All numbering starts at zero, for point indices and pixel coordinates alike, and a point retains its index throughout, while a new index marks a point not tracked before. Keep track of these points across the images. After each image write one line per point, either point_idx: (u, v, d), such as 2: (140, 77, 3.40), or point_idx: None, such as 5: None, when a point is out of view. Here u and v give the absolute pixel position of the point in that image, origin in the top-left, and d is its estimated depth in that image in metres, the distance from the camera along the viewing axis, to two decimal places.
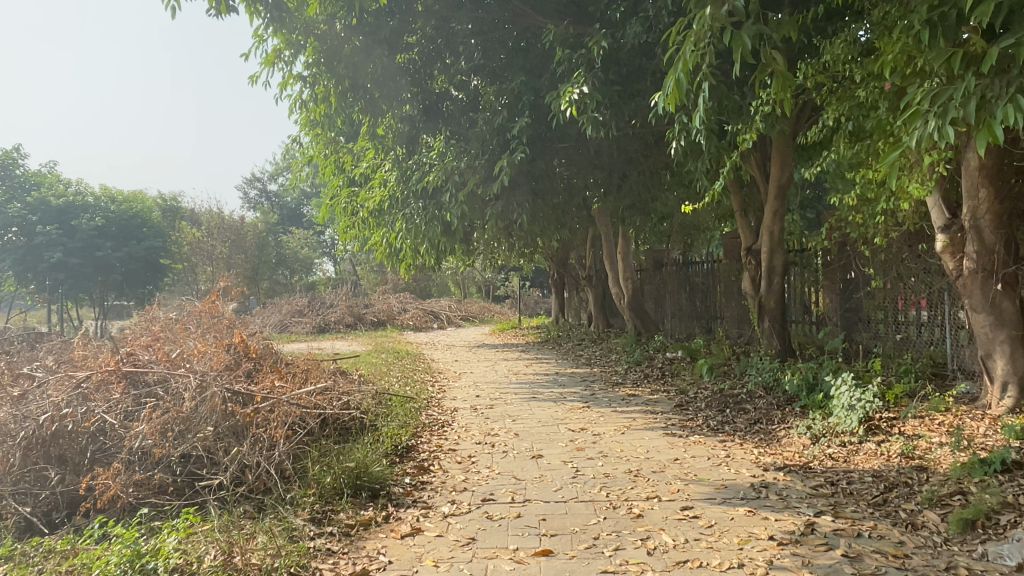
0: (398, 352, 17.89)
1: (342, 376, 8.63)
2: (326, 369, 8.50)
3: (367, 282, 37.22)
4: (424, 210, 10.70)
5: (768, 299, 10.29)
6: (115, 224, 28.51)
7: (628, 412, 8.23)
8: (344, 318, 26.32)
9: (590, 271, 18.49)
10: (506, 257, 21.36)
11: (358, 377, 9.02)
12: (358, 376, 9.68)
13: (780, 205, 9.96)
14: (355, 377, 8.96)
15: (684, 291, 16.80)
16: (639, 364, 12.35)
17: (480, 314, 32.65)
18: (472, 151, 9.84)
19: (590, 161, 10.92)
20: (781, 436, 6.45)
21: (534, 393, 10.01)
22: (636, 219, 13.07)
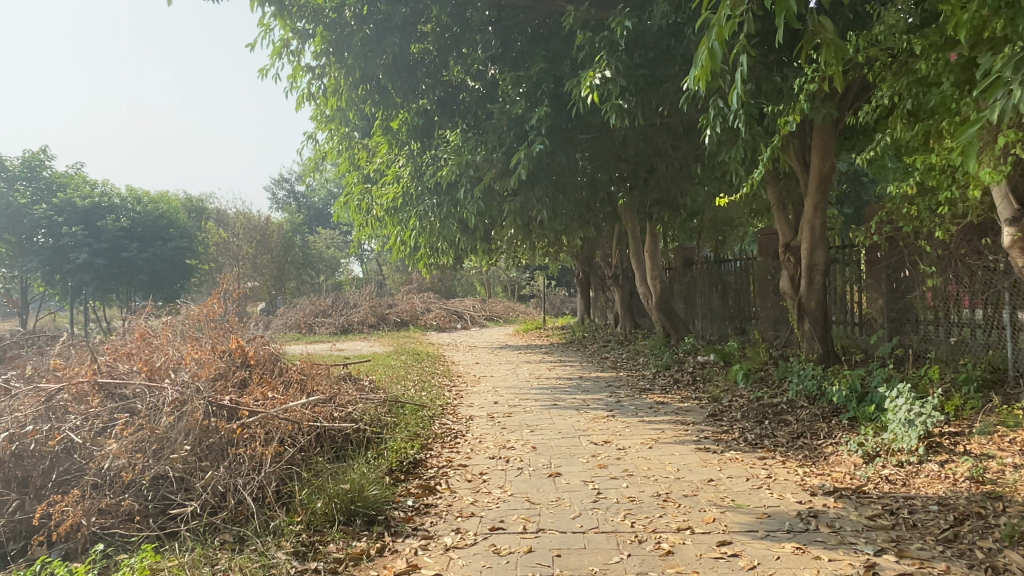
0: (418, 353, 17.46)
1: (351, 383, 8.17)
2: (333, 375, 8.05)
3: (392, 281, 36.99)
4: (440, 207, 10.17)
5: (808, 299, 9.62)
6: (140, 225, 28.66)
7: (656, 423, 7.63)
8: (367, 318, 26.08)
9: (616, 270, 17.86)
10: (530, 256, 20.83)
11: (368, 384, 8.55)
12: (370, 381, 9.21)
13: (821, 198, 9.26)
14: (366, 383, 8.49)
15: (716, 291, 16.09)
16: (668, 368, 11.71)
17: (505, 314, 32.12)
18: (488, 145, 9.30)
19: (615, 153, 10.32)
20: (828, 453, 5.87)
21: (556, 400, 9.44)
22: (664, 214, 12.42)
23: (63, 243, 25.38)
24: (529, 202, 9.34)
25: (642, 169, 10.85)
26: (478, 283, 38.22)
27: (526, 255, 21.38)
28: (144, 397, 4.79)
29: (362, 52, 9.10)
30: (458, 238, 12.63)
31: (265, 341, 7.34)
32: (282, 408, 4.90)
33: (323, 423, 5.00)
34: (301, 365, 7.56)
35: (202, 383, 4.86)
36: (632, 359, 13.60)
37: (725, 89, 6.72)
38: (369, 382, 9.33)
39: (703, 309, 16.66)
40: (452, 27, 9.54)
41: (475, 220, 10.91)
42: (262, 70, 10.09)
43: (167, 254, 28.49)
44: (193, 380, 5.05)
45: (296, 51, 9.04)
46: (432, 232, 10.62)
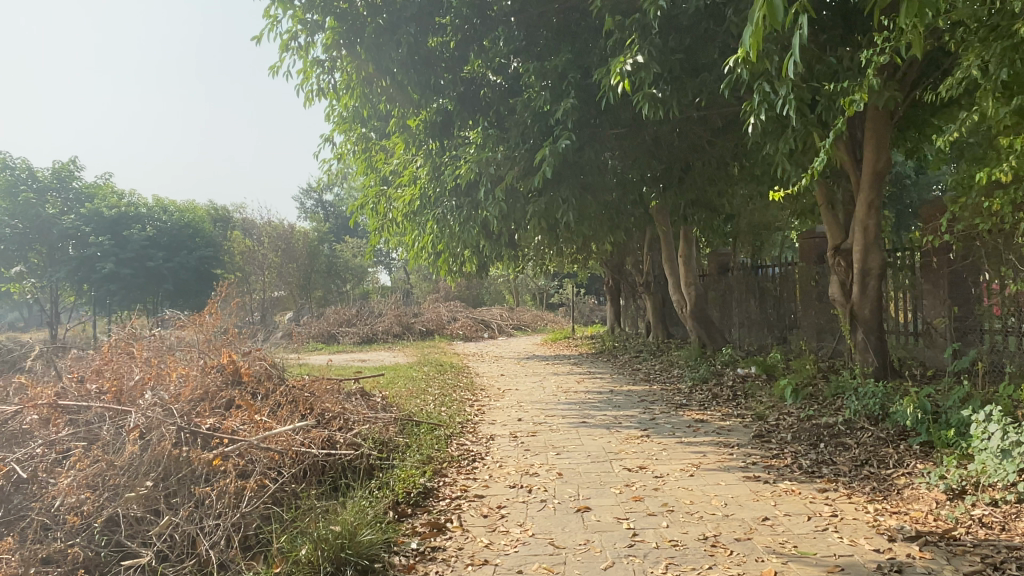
0: (441, 364, 16.84)
1: (360, 400, 7.52)
2: (340, 394, 7.41)
3: (420, 290, 36.58)
4: (458, 209, 9.52)
5: (862, 307, 8.75)
6: (166, 234, 28.65)
7: (696, 445, 6.86)
8: (392, 328, 25.62)
9: (648, 276, 17.06)
10: (558, 262, 20.13)
11: (382, 399, 7.91)
12: (385, 397, 8.59)
13: (877, 195, 8.41)
14: (378, 399, 7.85)
15: (755, 297, 15.19)
16: (705, 382, 10.89)
17: (533, 322, 31.40)
18: (510, 142, 8.66)
19: (647, 151, 9.59)
20: (903, 489, 5.06)
21: (585, 417, 8.70)
22: (700, 217, 11.63)
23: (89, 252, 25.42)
24: (554, 203, 8.67)
25: (676, 167, 10.09)
26: (506, 291, 37.58)
27: (553, 262, 20.65)
28: (111, 423, 4.21)
29: (374, 44, 8.55)
30: (480, 242, 11.95)
31: (265, 356, 6.75)
32: (265, 434, 4.33)
33: (317, 449, 4.42)
34: (305, 380, 6.96)
35: (178, 409, 4.27)
36: (665, 372, 12.77)
37: (773, 71, 6.00)
38: (384, 397, 8.71)
39: (741, 317, 15.77)
40: (472, 18, 8.92)
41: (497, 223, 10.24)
42: (272, 68, 9.57)
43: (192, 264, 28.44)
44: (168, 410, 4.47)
45: (305, 45, 8.50)
46: (450, 236, 9.97)
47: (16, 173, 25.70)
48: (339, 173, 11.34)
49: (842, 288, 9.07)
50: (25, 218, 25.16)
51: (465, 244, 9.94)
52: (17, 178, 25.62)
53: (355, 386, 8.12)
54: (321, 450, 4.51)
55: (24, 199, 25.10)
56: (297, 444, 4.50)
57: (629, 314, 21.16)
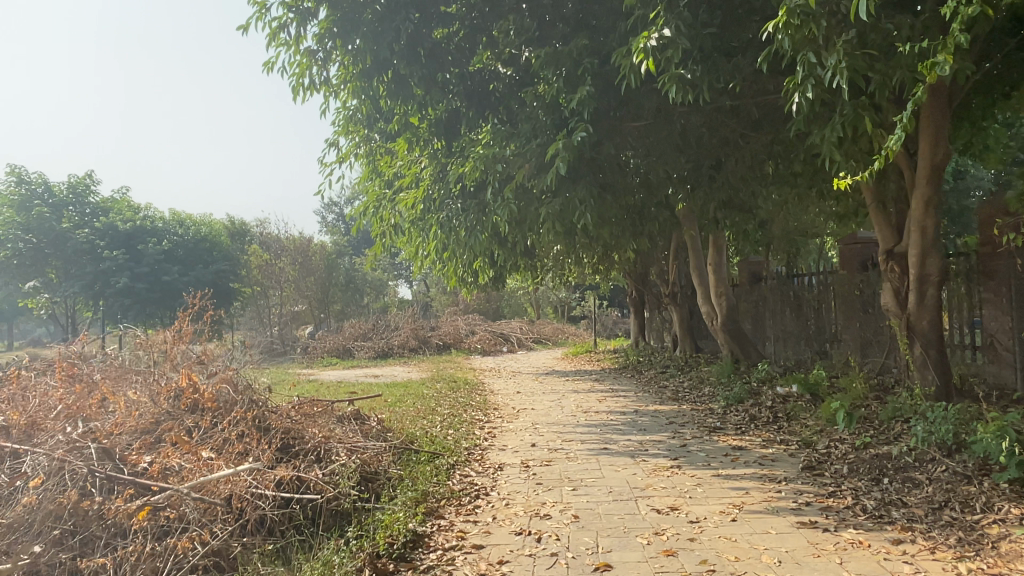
0: (456, 380, 15.98)
1: (352, 425, 6.73)
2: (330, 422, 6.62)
3: (439, 303, 35.87)
4: (465, 212, 8.70)
5: (921, 318, 7.73)
6: (181, 247, 28.43)
7: (737, 480, 5.91)
8: (409, 342, 24.90)
9: (675, 287, 16.10)
10: (580, 272, 19.24)
11: (378, 420, 7.11)
12: (385, 420, 7.80)
13: (935, 191, 7.42)
14: (374, 421, 7.05)
15: (791, 309, 14.17)
16: (740, 402, 9.91)
17: (554, 336, 30.41)
18: (521, 137, 7.87)
19: (674, 147, 8.71)
20: (998, 542, 4.09)
21: (607, 443, 7.77)
22: (732, 221, 10.69)
23: (103, 266, 25.31)
24: (570, 204, 7.84)
25: (705, 166, 9.21)
26: (527, 303, 36.62)
27: (575, 273, 19.79)
28: (10, 467, 4.04)
29: (371, 33, 7.78)
30: (492, 250, 11.07)
31: (245, 376, 6.02)
32: (202, 482, 4.06)
33: (265, 501, 4.06)
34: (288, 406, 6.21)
35: (95, 453, 4.07)
36: (694, 390, 11.80)
37: (820, 40, 5.15)
38: (384, 420, 7.92)
39: (776, 330, 14.74)
40: (480, 6, 8.19)
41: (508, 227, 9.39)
42: (266, 64, 8.88)
43: (207, 278, 28.17)
44: (91, 462, 4.07)
45: (296, 37, 7.79)
46: (457, 244, 9.14)
47: (33, 188, 25.98)
48: (337, 181, 10.50)
49: (896, 297, 8.07)
50: (41, 232, 25.43)
51: (472, 251, 9.10)
52: (33, 193, 25.97)
53: (350, 407, 7.34)
54: (270, 505, 4.13)
55: (39, 214, 25.39)
56: (250, 483, 4.19)
57: (654, 327, 20.14)
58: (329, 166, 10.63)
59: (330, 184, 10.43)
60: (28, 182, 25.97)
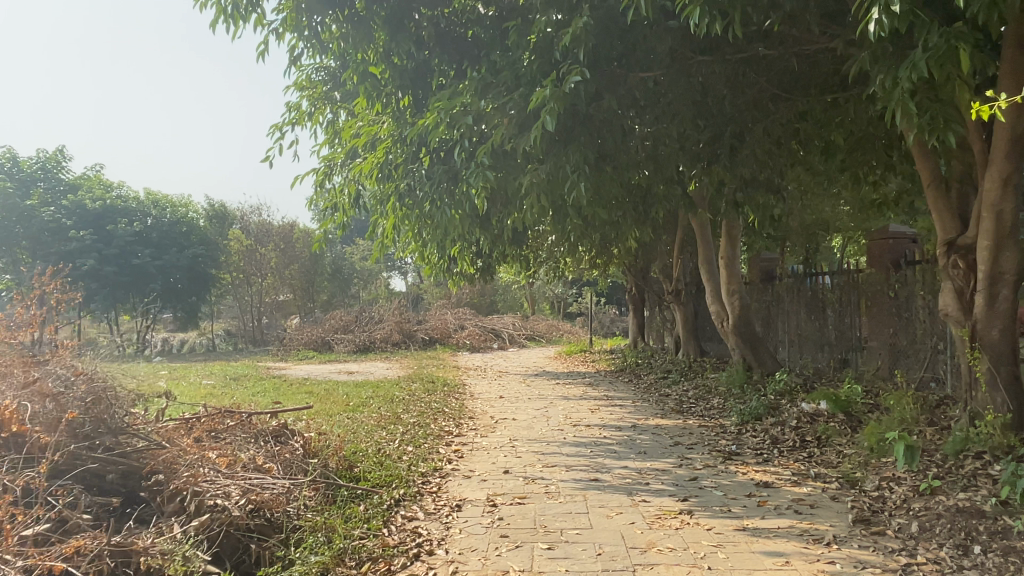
0: (435, 380, 14.43)
1: (265, 448, 5.21)
2: (234, 447, 5.09)
3: (429, 295, 34.28)
4: (428, 180, 7.07)
5: (992, 326, 6.18)
6: (156, 230, 26.77)
7: (768, 539, 4.39)
8: (392, 336, 23.37)
9: (679, 284, 14.57)
10: (575, 266, 17.69)
11: (306, 438, 5.59)
12: (322, 437, 6.30)
13: (1020, 167, 5.85)
14: (299, 441, 5.53)
15: (809, 310, 12.64)
16: (758, 421, 8.38)
17: (547, 333, 28.89)
18: (500, 87, 6.27)
19: (690, 110, 7.17)
20: None
21: (598, 472, 6.21)
22: (751, 206, 9.15)
23: (70, 247, 23.65)
24: (561, 172, 6.28)
25: (724, 136, 7.68)
26: (522, 298, 35.07)
27: (570, 267, 18.24)
28: None
29: None
30: (470, 231, 9.42)
31: (106, 388, 4.60)
32: None
33: None
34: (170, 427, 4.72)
35: None
36: (701, 402, 10.27)
37: None
38: (322, 437, 6.41)
39: (791, 333, 13.24)
40: None
41: (484, 201, 7.75)
42: None
43: (183, 263, 26.57)
44: None
45: None
46: (422, 219, 7.50)
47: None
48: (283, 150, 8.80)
49: (959, 300, 6.49)
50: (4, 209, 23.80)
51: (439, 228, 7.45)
52: None
53: (274, 420, 5.84)
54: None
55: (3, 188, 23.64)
56: None
57: (654, 327, 18.62)
58: (275, 131, 8.94)
59: (275, 153, 8.75)
60: None
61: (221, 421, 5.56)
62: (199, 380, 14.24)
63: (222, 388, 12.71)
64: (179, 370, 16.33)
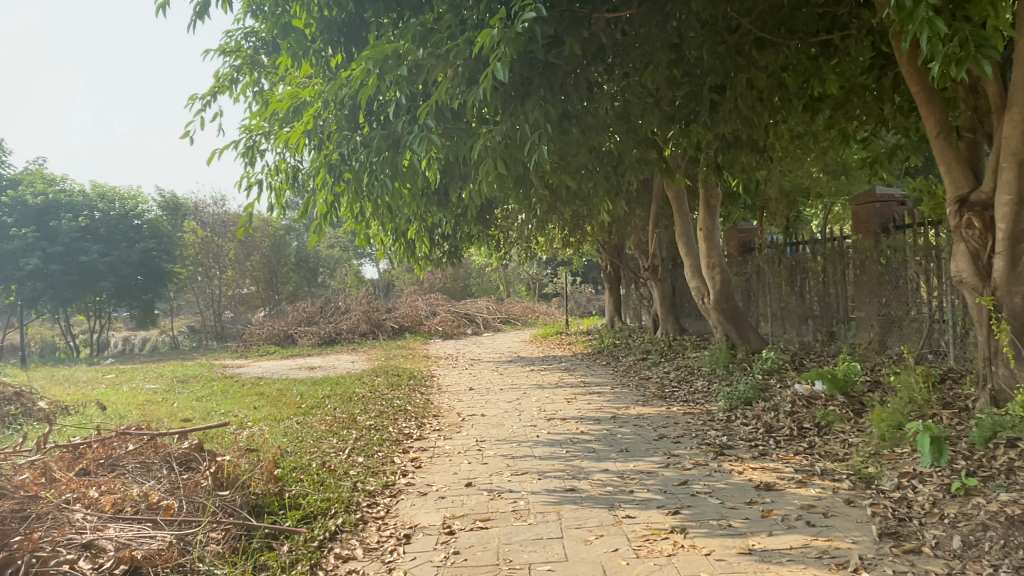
0: (400, 373, 13.48)
1: (163, 482, 4.23)
2: (122, 482, 4.08)
3: (400, 281, 33.17)
4: (360, 150, 6.01)
5: (1014, 293, 5.42)
6: (104, 224, 25.21)
7: (781, 567, 3.57)
8: (359, 326, 22.34)
9: (655, 259, 13.74)
10: (546, 244, 16.76)
11: (220, 462, 4.58)
12: (247, 458, 5.32)
13: None
14: (207, 467, 4.54)
15: (793, 281, 11.92)
16: (748, 406, 7.56)
17: (522, 316, 28.02)
18: (442, 32, 5.25)
19: (663, 59, 6.27)
20: None
21: (574, 480, 5.34)
22: (734, 170, 8.29)
23: (11, 245, 22.06)
24: (518, 132, 5.34)
25: (703, 87, 6.80)
26: (496, 281, 34.14)
27: (540, 246, 17.27)
28: None
29: None
30: (428, 205, 8.29)
31: None
32: None
33: None
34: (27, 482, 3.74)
35: None
36: (684, 386, 9.47)
37: None
38: (249, 457, 5.43)
39: (775, 306, 12.49)
40: None
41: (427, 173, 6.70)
42: None
43: (135, 258, 25.13)
44: None
45: None
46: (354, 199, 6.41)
47: None
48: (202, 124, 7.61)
49: (975, 264, 5.75)
50: None
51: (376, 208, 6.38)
52: None
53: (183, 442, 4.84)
54: None
55: None
56: None
57: (630, 305, 17.80)
58: (194, 102, 7.74)
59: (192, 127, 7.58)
60: None
61: (113, 449, 4.54)
62: (142, 384, 13.07)
63: (165, 393, 11.65)
64: (125, 374, 15.11)
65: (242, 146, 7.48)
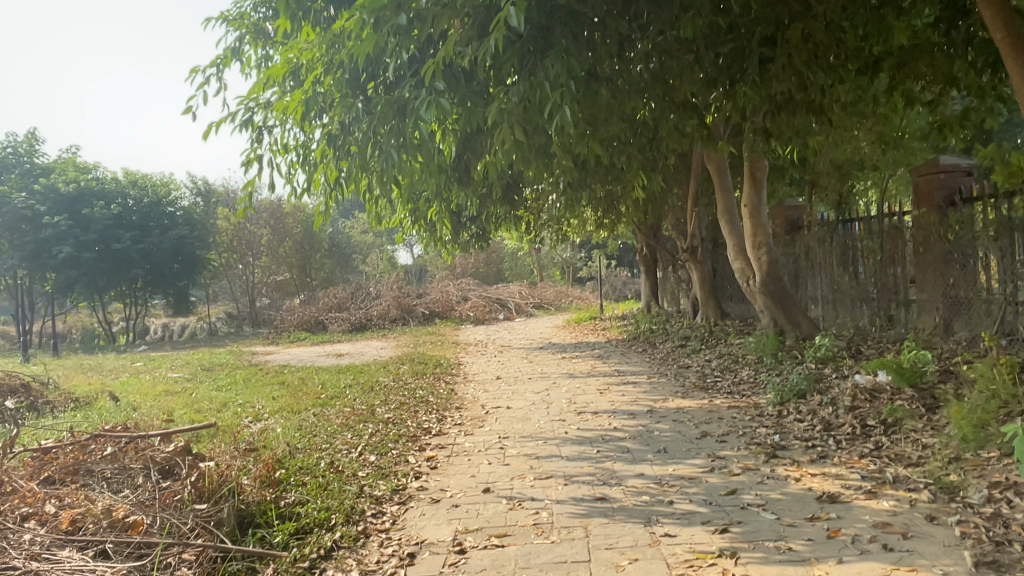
0: (427, 360, 13.00)
1: (133, 495, 3.74)
2: (87, 495, 3.59)
3: (432, 267, 32.77)
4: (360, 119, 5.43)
5: None
6: (137, 211, 25.29)
7: None
8: (390, 312, 22.01)
9: (694, 239, 12.95)
10: (579, 225, 16.06)
11: (204, 467, 4.06)
12: (242, 461, 4.83)
13: None
14: (190, 470, 4.06)
15: (846, 261, 11.03)
16: (801, 400, 6.82)
17: (556, 301, 27.37)
18: None
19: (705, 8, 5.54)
20: None
21: (606, 487, 4.72)
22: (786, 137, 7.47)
23: (45, 234, 22.17)
24: (539, 91, 4.68)
25: (751, 42, 6.03)
26: (529, 265, 33.49)
27: (573, 227, 16.56)
28: None
29: None
30: (447, 180, 7.70)
31: None
32: None
33: None
34: None
35: None
36: (728, 375, 8.75)
37: None
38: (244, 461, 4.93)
39: (826, 288, 11.63)
40: None
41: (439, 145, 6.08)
42: None
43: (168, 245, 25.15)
44: None
45: None
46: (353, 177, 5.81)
47: None
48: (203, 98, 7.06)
49: None
50: None
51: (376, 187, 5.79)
52: None
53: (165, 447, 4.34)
54: None
55: None
56: None
57: (668, 289, 17.01)
58: (194, 74, 7.18)
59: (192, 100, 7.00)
60: None
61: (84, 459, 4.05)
62: (166, 372, 12.86)
63: (187, 382, 11.37)
64: (152, 362, 14.95)
65: (241, 122, 6.86)
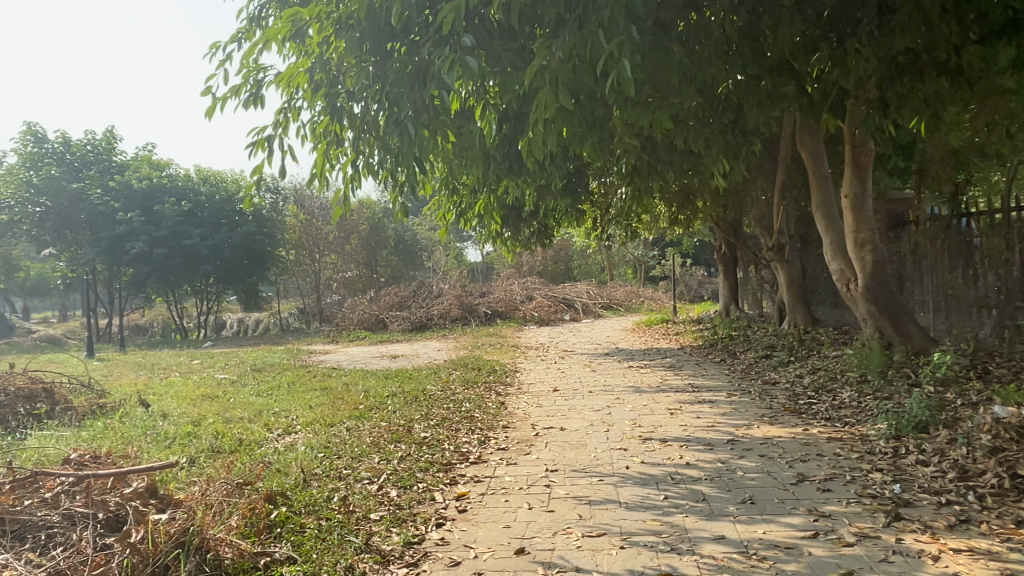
0: (482, 365, 12.08)
1: (59, 561, 3.01)
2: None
3: (499, 264, 31.94)
4: (374, 86, 4.43)
5: None
6: (207, 207, 25.54)
7: None
8: (451, 311, 21.32)
9: (780, 236, 11.50)
10: (650, 220, 14.78)
11: (153, 522, 3.31)
12: (217, 507, 4.00)
13: None
14: (138, 521, 3.31)
15: (964, 259, 9.37)
16: (923, 435, 5.47)
17: (626, 300, 26.03)
18: None
19: None
20: None
21: (675, 555, 3.63)
22: (906, 109, 6.11)
23: (119, 230, 22.50)
24: (593, 40, 3.62)
25: None
26: (599, 263, 32.19)
27: (643, 223, 15.29)
28: None
29: None
30: (489, 167, 6.69)
31: None
32: None
33: None
34: None
35: None
36: (825, 397, 7.39)
37: None
38: (226, 506, 4.09)
39: (936, 293, 10.00)
40: None
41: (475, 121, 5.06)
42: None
43: (235, 241, 25.30)
44: None
45: None
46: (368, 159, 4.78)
47: (48, 147, 22.71)
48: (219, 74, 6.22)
49: None
50: (52, 193, 22.41)
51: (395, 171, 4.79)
52: (46, 150, 22.63)
53: (120, 491, 3.57)
54: None
55: (47, 173, 22.25)
56: None
57: (749, 291, 15.50)
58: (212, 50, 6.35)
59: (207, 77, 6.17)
60: (42, 139, 22.67)
61: (11, 511, 3.31)
62: (215, 372, 12.46)
63: (231, 384, 10.89)
64: (207, 360, 14.69)
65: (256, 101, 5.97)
